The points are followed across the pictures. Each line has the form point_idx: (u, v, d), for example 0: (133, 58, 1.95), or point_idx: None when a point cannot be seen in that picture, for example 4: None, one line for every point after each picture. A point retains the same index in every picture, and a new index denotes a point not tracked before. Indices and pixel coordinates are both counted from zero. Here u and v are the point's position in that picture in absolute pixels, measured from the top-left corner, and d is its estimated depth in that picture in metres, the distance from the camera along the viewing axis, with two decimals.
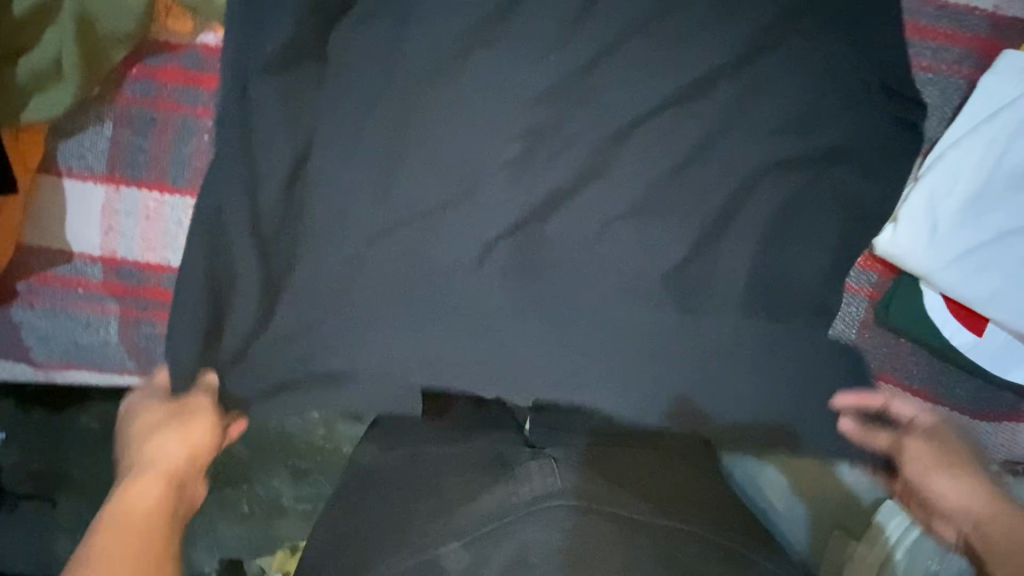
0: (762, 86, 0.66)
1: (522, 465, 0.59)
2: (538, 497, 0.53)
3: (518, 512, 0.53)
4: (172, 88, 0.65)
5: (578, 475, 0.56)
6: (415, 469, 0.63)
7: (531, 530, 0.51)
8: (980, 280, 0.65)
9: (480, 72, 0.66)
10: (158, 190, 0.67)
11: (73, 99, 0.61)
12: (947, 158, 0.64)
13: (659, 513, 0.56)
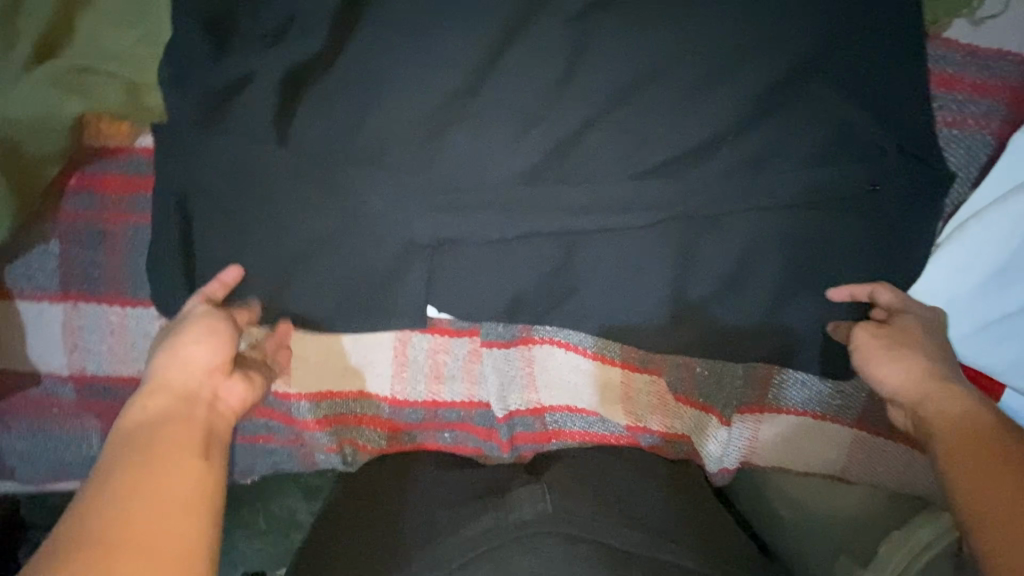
0: (769, 150, 0.59)
1: (514, 493, 0.65)
2: (529, 522, 0.60)
3: (509, 534, 0.59)
4: (118, 196, 0.60)
5: (568, 503, 0.63)
6: (411, 521, 0.65)
7: (523, 556, 0.58)
8: (996, 354, 0.61)
9: (453, 154, 0.59)
10: (119, 304, 0.62)
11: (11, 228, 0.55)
12: (969, 227, 0.59)
13: (641, 544, 0.61)
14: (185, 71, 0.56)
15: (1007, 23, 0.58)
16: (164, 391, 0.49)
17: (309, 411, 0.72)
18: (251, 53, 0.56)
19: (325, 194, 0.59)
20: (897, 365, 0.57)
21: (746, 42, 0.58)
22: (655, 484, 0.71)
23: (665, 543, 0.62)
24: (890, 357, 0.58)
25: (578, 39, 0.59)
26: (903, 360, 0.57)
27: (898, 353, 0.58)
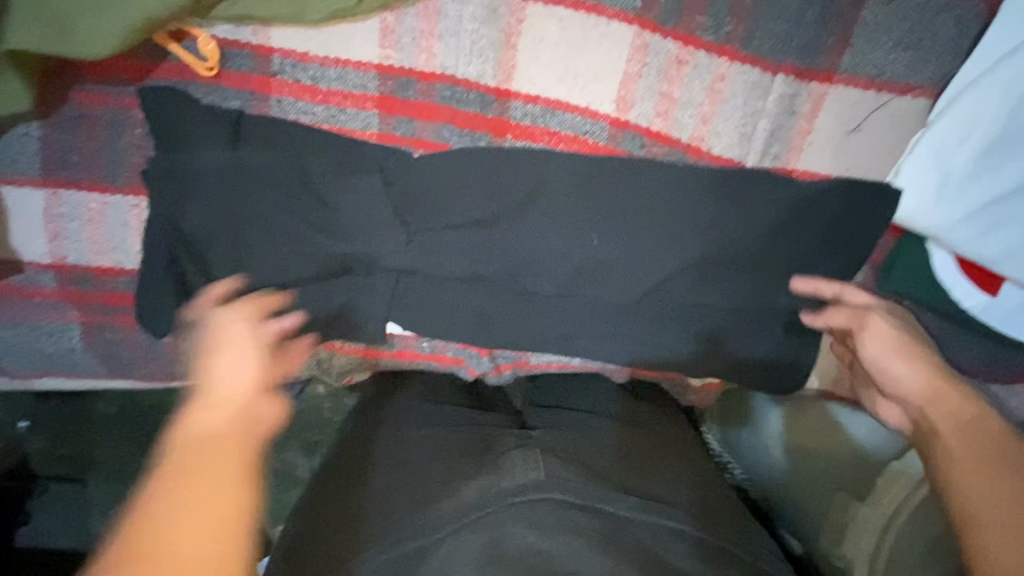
0: (745, 27, 0.58)
1: (505, 459, 0.56)
2: (520, 488, 0.52)
3: (503, 501, 0.51)
4: (93, 79, 0.59)
5: (560, 469, 0.54)
6: (381, 486, 0.57)
7: (518, 523, 0.49)
8: (993, 238, 0.58)
9: (423, 38, 0.60)
10: (99, 191, 0.63)
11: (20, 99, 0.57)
12: (967, 101, 0.56)
13: (638, 508, 0.52)
14: None
15: None
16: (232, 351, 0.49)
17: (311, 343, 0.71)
18: None
19: (303, 81, 0.61)
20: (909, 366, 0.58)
21: None
22: (654, 448, 0.63)
23: (652, 504, 0.53)
24: (906, 357, 0.59)
25: None
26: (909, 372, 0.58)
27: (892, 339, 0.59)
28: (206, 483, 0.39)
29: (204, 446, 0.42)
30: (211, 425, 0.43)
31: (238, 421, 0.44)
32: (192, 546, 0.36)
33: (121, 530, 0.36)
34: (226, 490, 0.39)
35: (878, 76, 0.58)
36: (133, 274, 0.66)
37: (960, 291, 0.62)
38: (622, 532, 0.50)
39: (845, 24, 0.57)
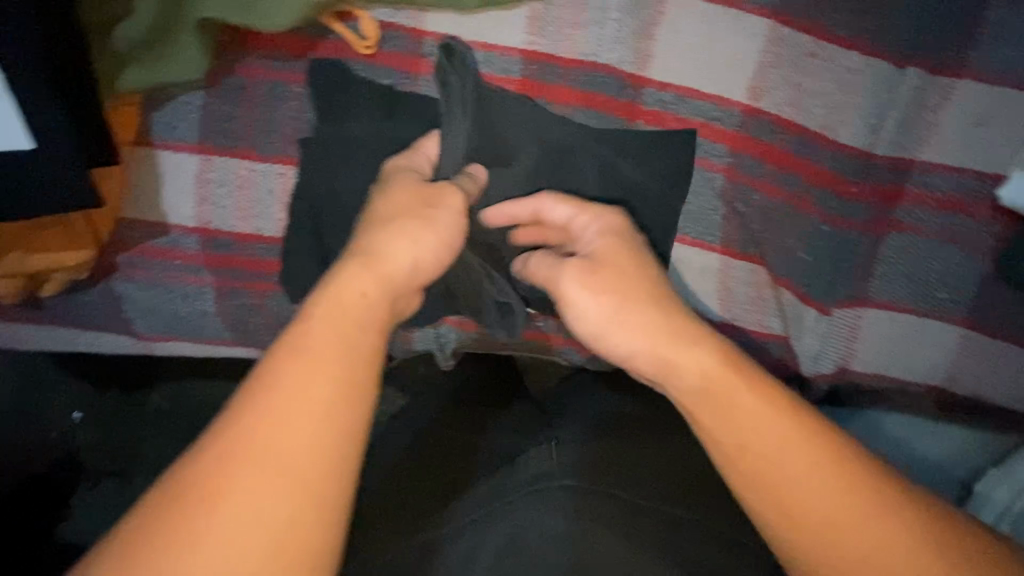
0: (872, 24, 0.62)
1: (524, 458, 0.54)
2: (540, 476, 0.50)
3: (523, 489, 0.49)
4: (261, 53, 0.64)
5: (576, 457, 0.52)
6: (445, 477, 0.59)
7: (532, 508, 0.46)
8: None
9: (564, 26, 0.64)
10: (250, 159, 0.66)
11: (193, 68, 0.61)
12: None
13: (663, 500, 0.51)
14: None
15: None
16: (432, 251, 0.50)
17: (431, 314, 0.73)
18: None
19: None
20: (602, 301, 0.51)
21: None
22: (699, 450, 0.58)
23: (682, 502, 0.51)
24: (597, 294, 0.51)
25: None
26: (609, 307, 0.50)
27: (613, 291, 0.50)
28: (344, 387, 0.40)
29: (351, 315, 0.43)
30: (364, 289, 0.44)
31: (378, 302, 0.45)
32: (301, 431, 0.37)
33: (230, 410, 0.38)
34: (333, 387, 0.39)
35: (1003, 73, 0.61)
36: (270, 241, 0.68)
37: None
38: (660, 526, 0.47)
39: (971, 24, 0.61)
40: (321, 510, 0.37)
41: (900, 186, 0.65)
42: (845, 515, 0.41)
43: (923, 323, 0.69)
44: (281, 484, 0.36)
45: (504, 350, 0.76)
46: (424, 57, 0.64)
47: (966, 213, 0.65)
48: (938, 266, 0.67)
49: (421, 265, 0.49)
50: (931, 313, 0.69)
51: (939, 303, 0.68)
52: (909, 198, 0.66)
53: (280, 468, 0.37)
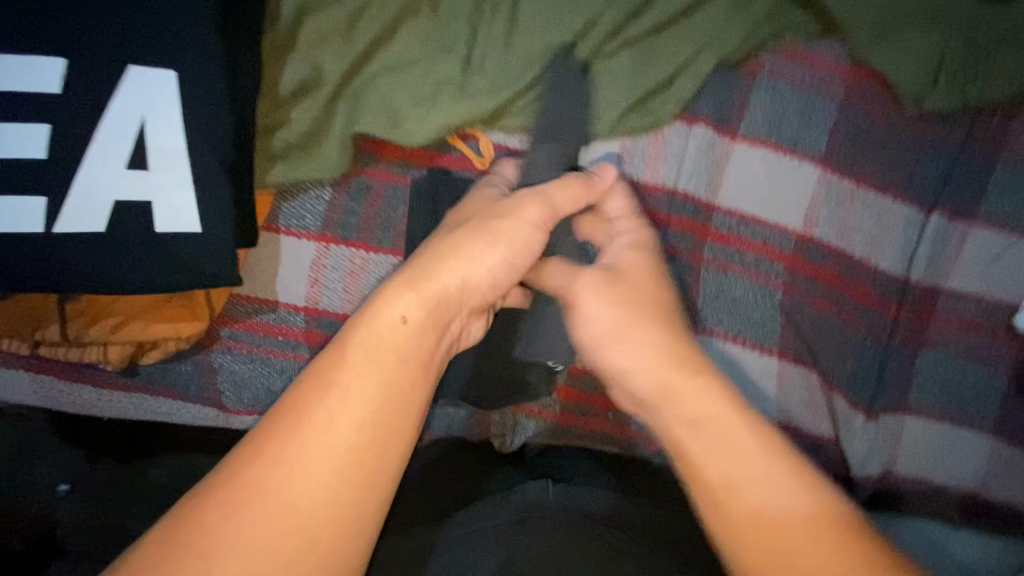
0: (901, 176, 0.75)
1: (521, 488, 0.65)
2: (526, 511, 0.60)
3: (515, 517, 0.60)
4: (389, 161, 0.73)
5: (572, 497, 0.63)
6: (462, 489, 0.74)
7: (518, 536, 0.58)
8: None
9: (647, 158, 0.76)
10: (365, 249, 0.73)
11: (333, 168, 0.70)
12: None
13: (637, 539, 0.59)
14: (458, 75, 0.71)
15: None
16: (605, 286, 0.62)
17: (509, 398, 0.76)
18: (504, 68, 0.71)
19: None
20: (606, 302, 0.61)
21: (882, 103, 0.75)
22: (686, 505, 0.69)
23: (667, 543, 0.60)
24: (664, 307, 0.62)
25: (749, 88, 0.76)
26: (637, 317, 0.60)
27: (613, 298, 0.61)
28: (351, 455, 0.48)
29: (384, 386, 0.50)
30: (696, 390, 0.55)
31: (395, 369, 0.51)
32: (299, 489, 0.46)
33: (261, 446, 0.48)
34: (357, 432, 0.48)
35: (1009, 222, 0.74)
36: None
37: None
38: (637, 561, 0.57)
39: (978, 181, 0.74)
40: (352, 533, 0.47)
41: (931, 308, 0.76)
42: (800, 537, 0.48)
43: (963, 437, 0.75)
44: (298, 545, 0.45)
45: (577, 442, 0.78)
46: None
47: (989, 337, 0.75)
48: (970, 382, 0.75)
49: (494, 276, 0.58)
50: (970, 428, 0.75)
51: (978, 418, 0.75)
52: (939, 319, 0.76)
53: (290, 530, 0.45)
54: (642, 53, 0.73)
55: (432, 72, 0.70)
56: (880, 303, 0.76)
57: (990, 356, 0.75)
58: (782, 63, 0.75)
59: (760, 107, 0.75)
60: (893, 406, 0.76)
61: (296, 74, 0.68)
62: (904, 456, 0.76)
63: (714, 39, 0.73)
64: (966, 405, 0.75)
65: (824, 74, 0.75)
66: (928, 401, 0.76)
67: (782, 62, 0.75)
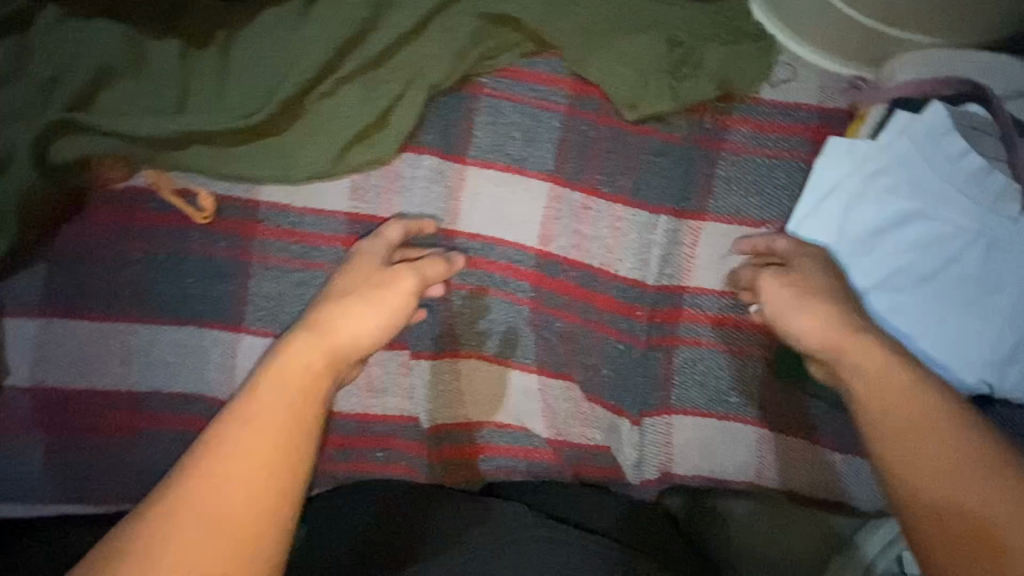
0: (631, 181, 0.76)
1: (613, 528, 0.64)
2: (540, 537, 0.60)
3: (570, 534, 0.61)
4: (105, 227, 0.71)
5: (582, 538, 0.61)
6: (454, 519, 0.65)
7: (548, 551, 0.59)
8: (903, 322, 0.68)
9: (379, 192, 0.76)
10: (89, 319, 0.71)
11: None
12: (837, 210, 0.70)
13: None
14: (157, 132, 0.69)
15: (800, 84, 0.76)
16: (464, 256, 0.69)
17: None
18: (209, 121, 0.70)
19: (278, 226, 0.74)
20: (806, 315, 0.61)
21: (603, 112, 0.76)
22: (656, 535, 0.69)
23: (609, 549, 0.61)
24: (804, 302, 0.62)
25: (471, 112, 0.76)
26: (813, 308, 0.61)
27: (806, 305, 0.61)
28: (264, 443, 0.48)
29: (287, 377, 0.53)
30: (871, 367, 0.56)
31: (321, 370, 0.55)
32: (252, 500, 0.46)
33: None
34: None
35: (738, 215, 0.75)
36: (107, 393, 0.72)
37: (955, 364, 0.67)
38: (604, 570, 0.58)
39: (705, 180, 0.75)
40: None
41: (677, 307, 0.77)
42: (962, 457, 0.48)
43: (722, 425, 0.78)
44: None
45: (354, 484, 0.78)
46: (256, 223, 0.74)
47: (738, 326, 0.76)
48: (722, 373, 0.77)
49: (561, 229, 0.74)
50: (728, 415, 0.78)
51: (731, 407, 0.78)
52: (688, 316, 0.77)
53: None
54: (356, 92, 0.74)
55: (127, 132, 0.68)
56: (628, 307, 0.77)
57: (737, 346, 0.77)
58: (500, 83, 0.77)
59: (485, 128, 0.76)
60: (653, 405, 0.79)
61: None
62: (671, 448, 0.79)
63: (423, 69, 0.74)
64: (722, 395, 0.78)
65: (543, 91, 0.76)
66: (686, 396, 0.78)
67: (500, 82, 0.76)
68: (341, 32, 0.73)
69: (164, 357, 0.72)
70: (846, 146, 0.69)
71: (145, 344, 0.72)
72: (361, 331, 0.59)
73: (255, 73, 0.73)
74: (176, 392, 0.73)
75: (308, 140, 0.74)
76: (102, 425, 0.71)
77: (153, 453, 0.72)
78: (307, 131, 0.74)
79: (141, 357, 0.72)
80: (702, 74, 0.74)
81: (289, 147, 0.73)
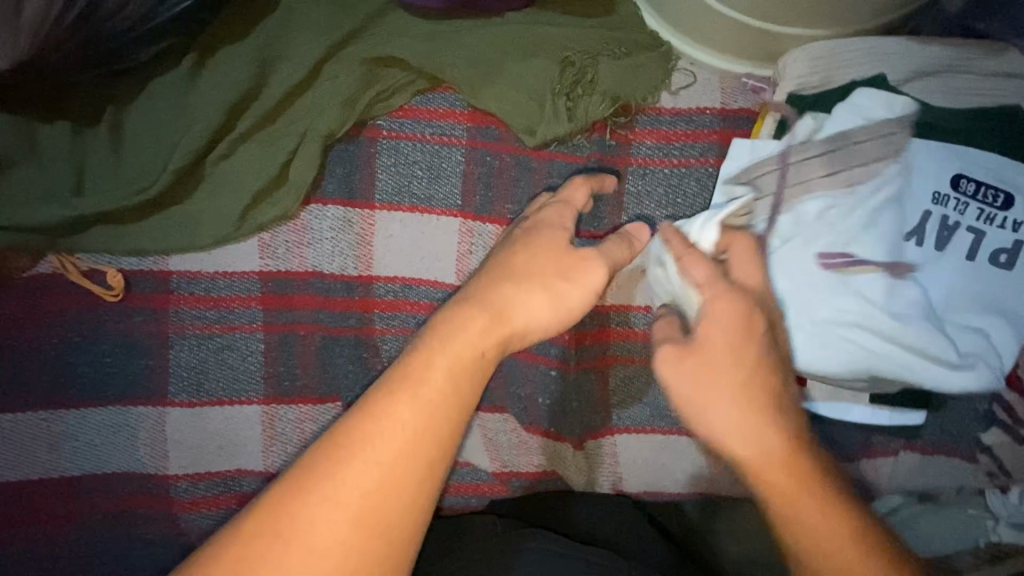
0: (543, 206, 0.75)
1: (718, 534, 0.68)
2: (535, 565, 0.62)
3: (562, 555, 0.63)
4: (13, 318, 0.71)
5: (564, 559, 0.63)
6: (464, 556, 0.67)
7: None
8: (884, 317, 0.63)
9: (291, 247, 0.75)
10: (9, 412, 0.70)
11: None
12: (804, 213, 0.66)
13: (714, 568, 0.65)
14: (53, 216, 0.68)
15: (700, 89, 0.75)
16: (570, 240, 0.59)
17: (203, 521, 0.74)
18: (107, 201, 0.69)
19: (193, 294, 0.74)
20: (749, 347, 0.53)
21: (506, 141, 0.76)
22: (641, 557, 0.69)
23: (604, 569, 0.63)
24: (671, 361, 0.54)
25: (373, 157, 0.76)
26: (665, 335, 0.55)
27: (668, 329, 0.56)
28: (430, 438, 0.44)
29: (462, 361, 0.48)
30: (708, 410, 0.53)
31: (492, 360, 0.50)
32: (382, 496, 0.42)
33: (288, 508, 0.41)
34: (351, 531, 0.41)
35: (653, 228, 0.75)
36: (38, 483, 0.71)
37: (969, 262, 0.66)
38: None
39: (616, 197, 0.74)
40: None
41: (605, 327, 0.76)
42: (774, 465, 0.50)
43: (667, 440, 0.77)
44: None
45: None
46: (170, 293, 0.73)
47: None
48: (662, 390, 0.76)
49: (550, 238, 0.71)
50: (671, 430, 0.76)
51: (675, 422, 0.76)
52: (617, 335, 0.76)
53: None
54: (255, 150, 0.74)
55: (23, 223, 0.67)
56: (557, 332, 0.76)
57: None
58: (399, 124, 0.76)
59: (390, 171, 0.76)
60: (596, 428, 0.77)
61: None
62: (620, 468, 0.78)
63: (314, 120, 0.74)
64: (663, 411, 0.76)
65: (444, 127, 0.76)
66: (627, 415, 0.77)
67: (398, 122, 0.76)
68: (230, 94, 0.73)
69: (91, 440, 0.72)
70: (749, 146, 0.71)
71: (69, 429, 0.71)
72: (539, 315, 0.54)
73: (153, 147, 0.74)
74: (107, 472, 0.72)
75: (212, 205, 0.73)
76: (37, 515, 0.71)
77: (91, 537, 0.72)
78: (209, 197, 0.73)
79: (68, 443, 0.71)
80: (596, 91, 0.73)
81: (194, 215, 0.73)
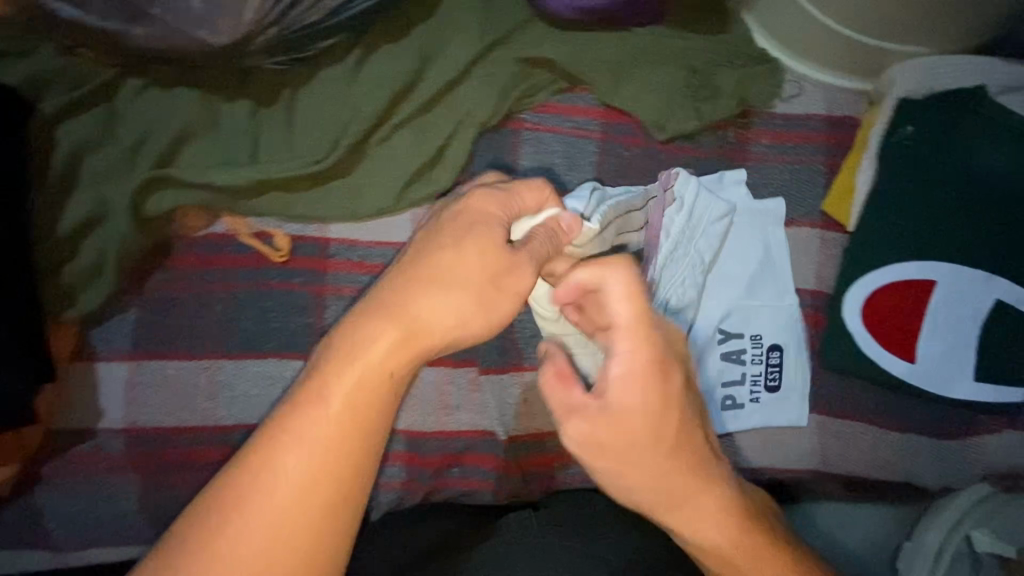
0: None
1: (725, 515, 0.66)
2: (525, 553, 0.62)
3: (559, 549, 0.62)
4: (188, 271, 0.77)
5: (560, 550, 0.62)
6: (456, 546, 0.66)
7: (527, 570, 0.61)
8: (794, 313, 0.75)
9: None
10: (177, 358, 0.75)
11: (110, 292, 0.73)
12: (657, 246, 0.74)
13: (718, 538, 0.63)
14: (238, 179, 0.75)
15: (808, 98, 0.85)
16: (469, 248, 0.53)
17: None
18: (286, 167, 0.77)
19: (350, 259, 0.80)
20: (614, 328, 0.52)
21: (636, 135, 0.84)
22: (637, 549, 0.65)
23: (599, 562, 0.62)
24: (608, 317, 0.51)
25: (517, 144, 0.84)
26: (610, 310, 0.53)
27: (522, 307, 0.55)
28: (330, 469, 0.45)
29: (366, 381, 0.47)
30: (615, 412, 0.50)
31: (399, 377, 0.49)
32: (297, 513, 0.44)
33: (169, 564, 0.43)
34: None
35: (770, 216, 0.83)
36: (197, 429, 0.75)
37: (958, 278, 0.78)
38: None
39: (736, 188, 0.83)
40: None
41: None
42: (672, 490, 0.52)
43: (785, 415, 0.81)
44: None
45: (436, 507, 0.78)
46: (329, 257, 0.80)
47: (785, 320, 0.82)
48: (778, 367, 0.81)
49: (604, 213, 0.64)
50: (789, 404, 0.80)
51: (793, 397, 0.80)
52: None
53: None
54: (413, 133, 0.82)
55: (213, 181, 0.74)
56: None
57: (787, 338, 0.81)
58: (541, 117, 0.85)
59: (532, 157, 0.84)
60: None
61: (71, 207, 0.72)
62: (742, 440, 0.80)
63: (470, 107, 0.82)
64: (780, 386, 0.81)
65: (580, 121, 0.85)
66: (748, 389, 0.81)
67: (540, 116, 0.85)
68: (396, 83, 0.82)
69: (247, 390, 0.76)
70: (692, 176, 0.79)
71: (230, 378, 0.76)
72: (439, 321, 0.50)
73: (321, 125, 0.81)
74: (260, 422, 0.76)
75: (374, 179, 0.80)
76: (194, 460, 0.74)
77: None
78: (370, 171, 0.81)
79: (227, 390, 0.76)
80: (721, 94, 0.83)
81: (357, 187, 0.80)
